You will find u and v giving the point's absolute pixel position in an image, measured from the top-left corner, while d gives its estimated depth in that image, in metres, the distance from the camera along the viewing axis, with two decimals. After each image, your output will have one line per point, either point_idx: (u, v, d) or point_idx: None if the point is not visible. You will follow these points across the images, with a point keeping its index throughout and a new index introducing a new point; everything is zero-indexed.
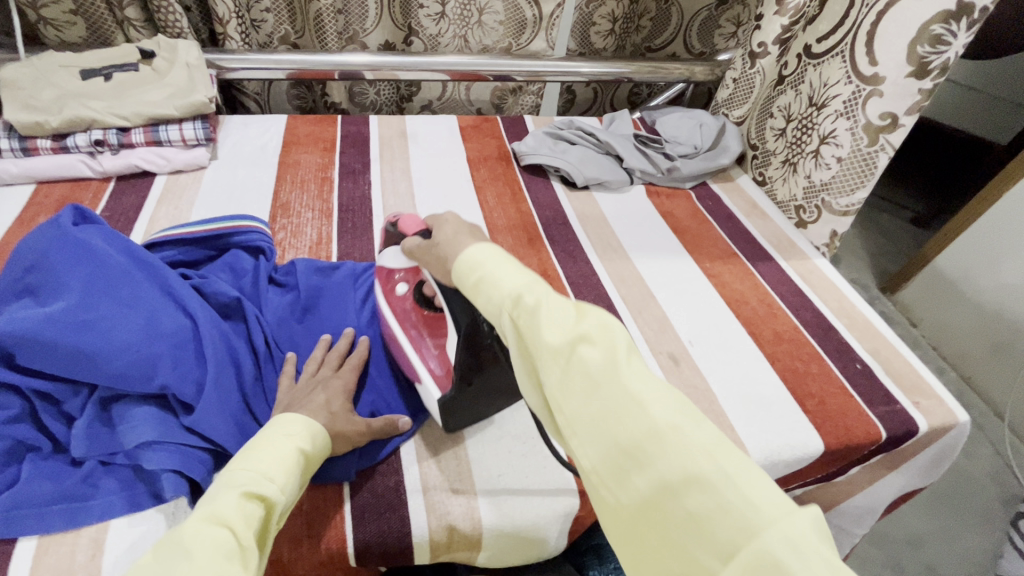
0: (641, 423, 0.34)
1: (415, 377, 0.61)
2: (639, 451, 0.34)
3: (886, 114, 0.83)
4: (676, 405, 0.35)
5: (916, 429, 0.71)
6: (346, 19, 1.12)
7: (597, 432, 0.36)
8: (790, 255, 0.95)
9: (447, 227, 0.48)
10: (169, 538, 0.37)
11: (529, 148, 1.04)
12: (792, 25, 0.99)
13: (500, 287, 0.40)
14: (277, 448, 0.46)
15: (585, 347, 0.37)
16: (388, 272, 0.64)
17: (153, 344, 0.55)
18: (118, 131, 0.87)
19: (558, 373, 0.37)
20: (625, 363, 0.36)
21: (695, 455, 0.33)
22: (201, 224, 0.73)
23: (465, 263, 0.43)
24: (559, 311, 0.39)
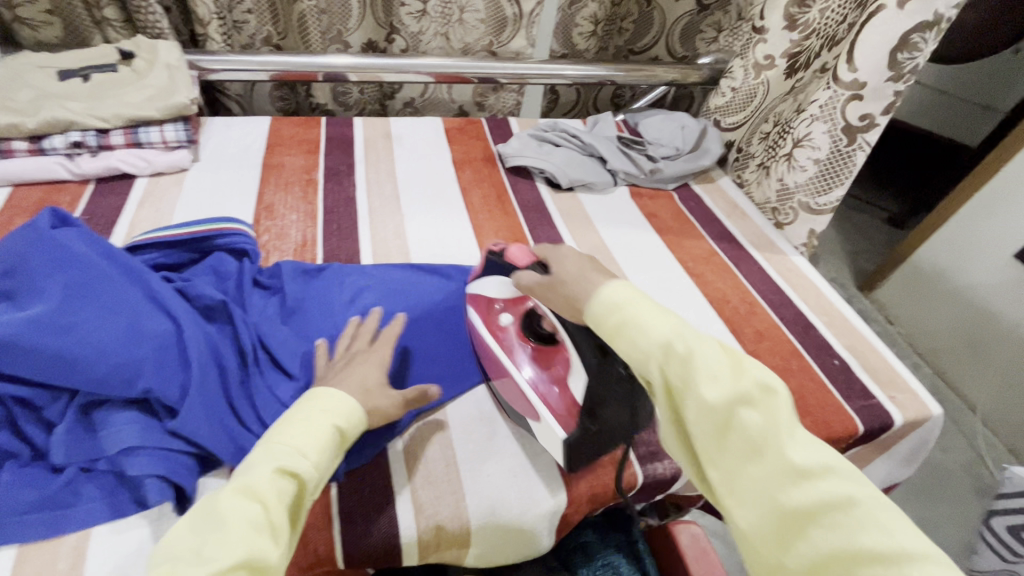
0: (812, 493, 0.38)
1: (531, 414, 0.60)
2: (807, 520, 0.38)
3: (864, 116, 0.86)
4: (845, 477, 0.39)
5: (892, 423, 0.74)
6: (329, 19, 1.11)
7: (756, 494, 0.40)
8: (770, 255, 0.97)
9: (569, 262, 0.55)
10: (212, 504, 0.42)
11: (514, 150, 1.04)
12: (801, 41, 0.97)
13: (648, 336, 0.45)
14: (310, 425, 0.48)
15: (745, 408, 0.41)
16: (491, 303, 0.69)
17: (136, 349, 0.54)
18: (97, 133, 0.86)
19: (717, 434, 0.41)
20: (785, 429, 0.40)
21: (874, 533, 0.35)
22: (185, 226, 0.72)
23: (601, 307, 0.49)
24: (718, 368, 0.43)
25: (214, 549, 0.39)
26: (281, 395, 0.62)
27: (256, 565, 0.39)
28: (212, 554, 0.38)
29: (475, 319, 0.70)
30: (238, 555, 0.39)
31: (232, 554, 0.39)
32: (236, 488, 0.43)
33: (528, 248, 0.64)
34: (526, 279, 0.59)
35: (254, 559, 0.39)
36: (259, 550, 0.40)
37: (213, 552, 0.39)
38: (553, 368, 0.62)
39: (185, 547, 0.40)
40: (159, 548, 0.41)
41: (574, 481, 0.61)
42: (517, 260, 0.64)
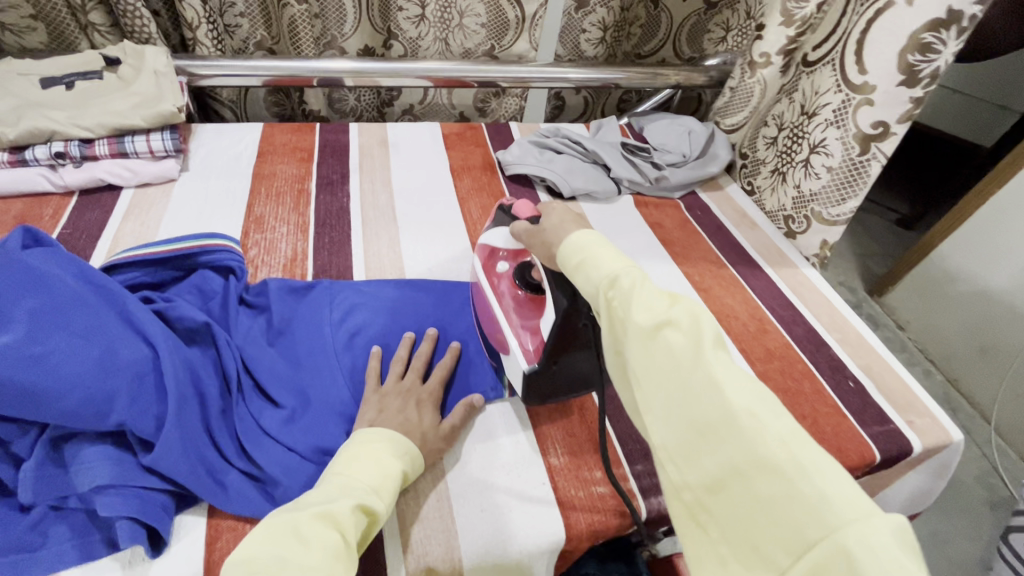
0: (720, 407, 0.37)
1: (503, 348, 0.64)
2: (717, 436, 0.37)
3: (878, 122, 0.81)
4: (760, 398, 0.37)
5: (910, 450, 0.70)
6: (324, 25, 1.09)
7: (672, 411, 0.39)
8: (780, 267, 0.93)
9: (556, 214, 0.56)
10: (289, 521, 0.41)
11: (515, 157, 1.01)
12: (797, 37, 0.92)
13: (600, 269, 0.45)
14: (375, 463, 0.49)
15: (671, 330, 0.40)
16: (494, 250, 0.70)
17: (109, 379, 0.51)
18: (81, 142, 0.83)
19: (643, 354, 0.41)
20: (709, 350, 0.39)
21: (768, 442, 0.35)
22: (167, 244, 0.69)
23: (569, 246, 0.49)
24: (652, 294, 0.42)
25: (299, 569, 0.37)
26: (265, 423, 0.60)
27: None
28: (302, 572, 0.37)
29: (474, 265, 0.71)
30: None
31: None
32: (318, 512, 0.42)
33: (533, 203, 0.63)
34: (517, 229, 0.60)
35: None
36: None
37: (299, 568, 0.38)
38: (533, 313, 0.64)
39: (262, 559, 0.38)
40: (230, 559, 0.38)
41: (572, 517, 0.57)
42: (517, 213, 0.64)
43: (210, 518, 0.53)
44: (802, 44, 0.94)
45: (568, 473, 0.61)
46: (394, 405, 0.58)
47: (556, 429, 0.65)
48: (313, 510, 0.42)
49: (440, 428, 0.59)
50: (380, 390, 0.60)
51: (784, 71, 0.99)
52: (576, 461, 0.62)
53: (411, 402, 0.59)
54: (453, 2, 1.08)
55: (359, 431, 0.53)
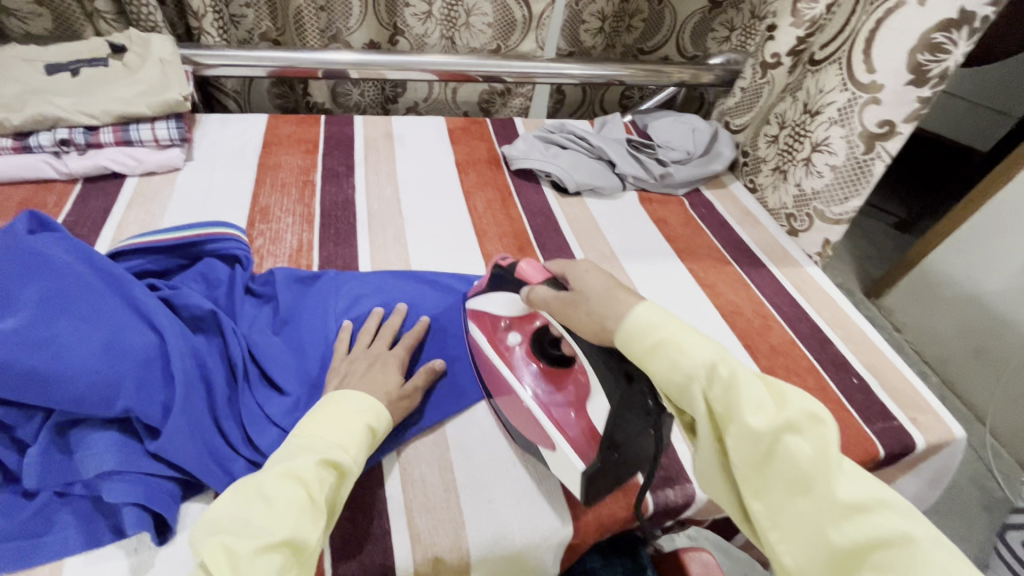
0: (865, 527, 0.35)
1: (544, 442, 0.56)
2: (857, 560, 0.36)
3: (883, 122, 0.81)
4: (900, 512, 0.36)
5: (913, 446, 0.70)
6: (329, 17, 1.08)
7: (803, 533, 0.37)
8: (784, 265, 0.94)
9: (591, 279, 0.51)
10: (255, 483, 0.43)
11: (520, 152, 1.00)
12: (806, 37, 0.93)
13: (690, 357, 0.41)
14: (339, 422, 0.49)
15: (792, 435, 0.38)
16: (495, 320, 0.64)
17: (115, 365, 0.51)
18: (85, 130, 0.82)
19: (761, 463, 0.39)
20: (835, 462, 0.38)
21: (938, 573, 0.33)
22: (174, 231, 0.69)
23: (636, 326, 0.44)
24: (761, 395, 0.40)
25: (260, 527, 0.40)
26: (271, 412, 0.59)
27: (297, 545, 0.40)
28: (263, 530, 0.40)
29: (480, 342, 0.64)
30: (282, 535, 0.40)
31: (277, 534, 0.40)
32: (281, 472, 0.43)
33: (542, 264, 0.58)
34: (540, 296, 0.54)
35: (296, 540, 0.40)
36: (303, 532, 0.41)
37: (262, 526, 0.40)
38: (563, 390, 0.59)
39: (229, 519, 0.40)
40: (202, 520, 0.41)
41: (579, 508, 0.58)
42: (524, 275, 0.58)
43: None
44: (811, 45, 0.95)
45: None
46: (360, 369, 0.59)
47: None
48: (276, 469, 0.43)
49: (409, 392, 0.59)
50: (349, 357, 0.61)
51: (792, 72, 1.00)
52: None
53: (376, 365, 0.60)
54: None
55: (326, 394, 0.53)
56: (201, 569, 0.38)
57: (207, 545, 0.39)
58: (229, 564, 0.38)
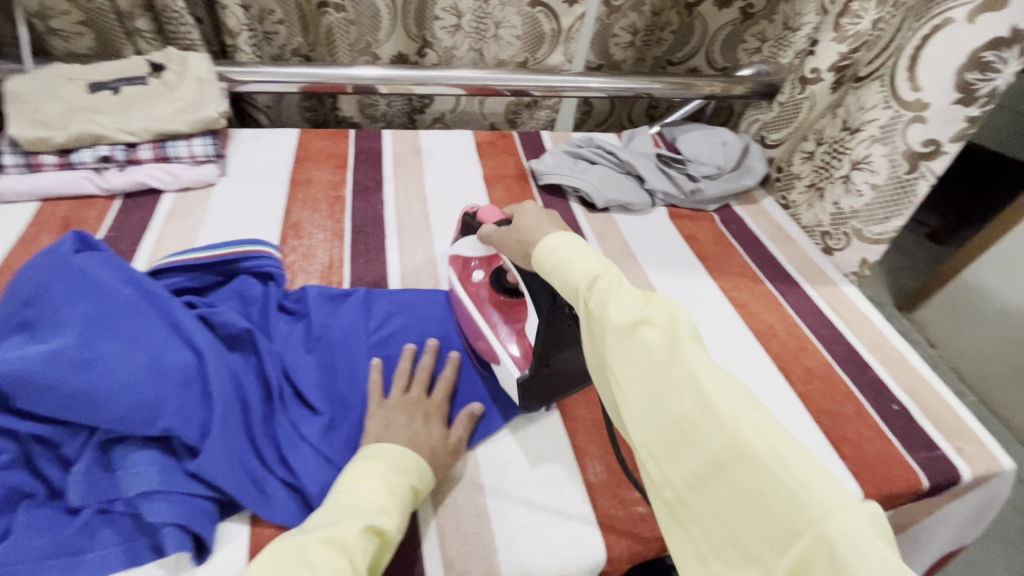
0: (696, 399, 0.38)
1: (493, 358, 0.64)
2: (694, 431, 0.37)
3: (930, 141, 0.78)
4: (737, 390, 0.38)
5: (958, 478, 0.67)
6: (358, 31, 1.08)
7: (652, 412, 0.40)
8: (818, 284, 0.91)
9: (531, 214, 0.57)
10: (295, 546, 0.41)
11: (548, 167, 1.00)
12: (849, 53, 0.89)
13: (577, 272, 0.46)
14: (381, 481, 0.48)
15: (647, 328, 0.41)
16: (467, 261, 0.72)
17: (156, 385, 0.51)
18: (125, 147, 0.85)
19: (621, 352, 0.41)
20: (686, 347, 0.39)
21: (748, 434, 0.36)
22: (208, 249, 0.70)
23: (545, 249, 0.49)
24: (626, 296, 0.43)
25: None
26: (305, 432, 0.59)
27: None
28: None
29: (453, 280, 0.72)
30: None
31: None
32: (324, 536, 0.42)
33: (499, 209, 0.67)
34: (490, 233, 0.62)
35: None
36: None
37: None
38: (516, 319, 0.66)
39: None
40: None
41: (613, 537, 0.56)
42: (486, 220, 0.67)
43: (252, 526, 0.53)
44: (857, 61, 0.90)
45: (608, 493, 0.60)
46: (399, 420, 0.57)
47: (593, 446, 0.64)
48: (319, 533, 0.42)
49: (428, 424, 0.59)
50: (385, 404, 0.59)
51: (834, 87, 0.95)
52: (616, 479, 0.61)
53: (416, 416, 0.58)
54: (489, 12, 1.10)
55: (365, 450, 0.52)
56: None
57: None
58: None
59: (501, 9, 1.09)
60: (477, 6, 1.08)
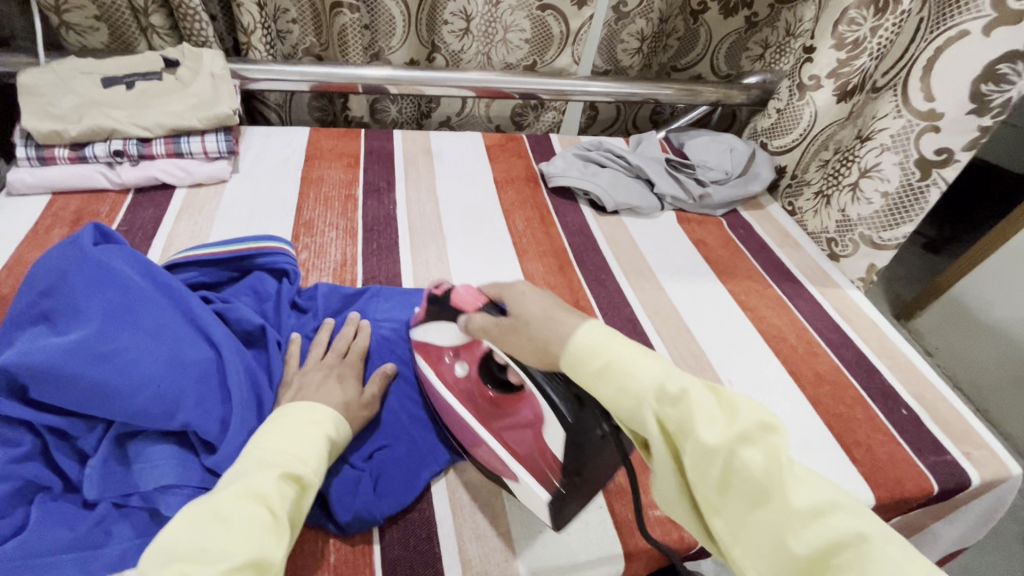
0: (822, 534, 0.33)
1: (507, 473, 0.55)
2: (819, 568, 0.32)
3: (942, 149, 0.80)
4: (854, 512, 0.34)
5: (968, 483, 0.68)
6: (372, 35, 1.10)
7: (766, 546, 0.34)
8: (826, 289, 0.92)
9: (531, 299, 0.46)
10: (208, 504, 0.39)
11: (558, 170, 1.01)
12: (849, 59, 0.92)
13: (638, 380, 0.38)
14: (300, 435, 0.47)
15: (746, 446, 0.35)
16: (440, 352, 0.62)
17: (176, 379, 0.51)
18: (138, 141, 0.84)
19: (716, 476, 0.35)
20: (789, 467, 0.35)
21: (889, 571, 0.31)
22: (223, 245, 0.70)
23: (580, 349, 0.40)
24: (712, 404, 0.37)
25: (220, 551, 0.36)
26: None
27: (263, 568, 0.37)
28: (223, 553, 0.36)
29: (433, 381, 0.61)
30: (246, 555, 0.36)
31: (242, 555, 0.36)
32: (238, 491, 0.40)
33: (478, 289, 0.55)
34: (476, 324, 0.51)
35: (262, 561, 0.37)
36: (271, 551, 0.38)
37: (221, 550, 0.36)
38: (518, 414, 0.57)
39: (182, 546, 0.36)
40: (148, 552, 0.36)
41: (630, 536, 0.56)
42: (463, 304, 0.56)
43: None
44: (858, 69, 0.93)
45: (623, 493, 0.60)
46: (314, 380, 0.57)
47: None
48: (232, 489, 0.40)
49: (367, 400, 0.59)
50: (301, 370, 0.60)
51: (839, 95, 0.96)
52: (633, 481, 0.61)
53: (332, 378, 0.59)
54: (499, 17, 1.11)
55: (278, 409, 0.51)
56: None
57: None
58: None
59: (510, 13, 1.10)
60: (487, 9, 1.09)
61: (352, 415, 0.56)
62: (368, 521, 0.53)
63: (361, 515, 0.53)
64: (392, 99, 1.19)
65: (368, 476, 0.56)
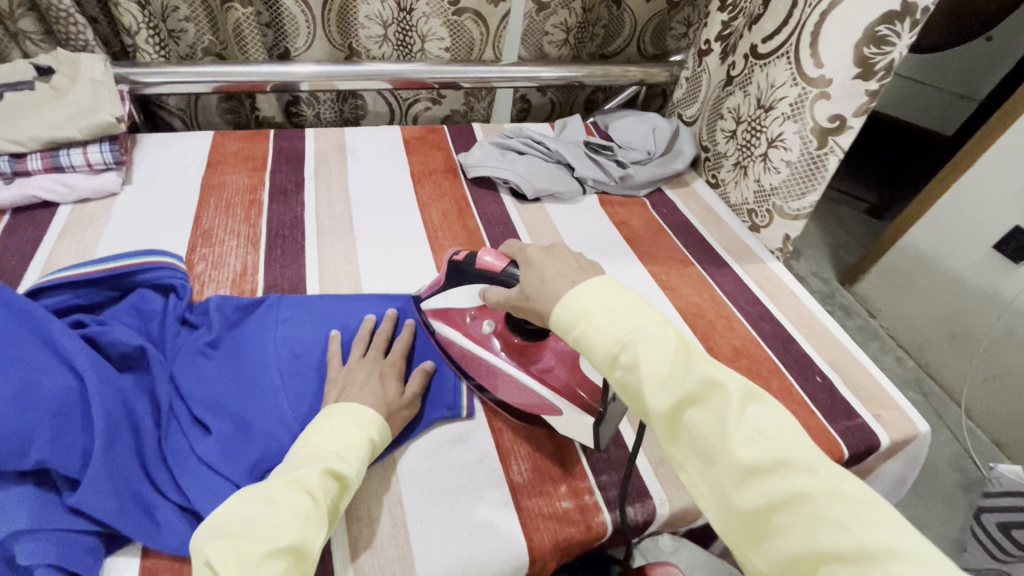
0: (771, 491, 0.38)
1: (549, 409, 0.60)
2: (763, 519, 0.38)
3: (834, 116, 0.80)
4: (803, 470, 0.38)
5: (878, 444, 0.69)
6: (276, 36, 1.05)
7: (719, 501, 0.40)
8: (747, 263, 0.92)
9: None
10: (265, 490, 0.45)
11: (477, 159, 0.98)
12: (729, 21, 0.96)
13: (602, 344, 0.44)
14: (344, 432, 0.51)
15: (693, 408, 0.41)
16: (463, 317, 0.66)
17: (24, 415, 0.47)
18: (10, 157, 0.78)
19: (672, 437, 0.42)
20: (737, 427, 0.39)
21: (831, 531, 0.36)
22: (100, 262, 0.65)
23: (564, 316, 0.47)
24: (663, 362, 0.42)
25: (266, 534, 0.42)
26: (200, 451, 0.56)
27: (301, 551, 0.43)
28: (268, 536, 0.42)
29: (459, 340, 0.66)
30: (290, 540, 0.42)
31: (284, 539, 0.42)
32: (287, 479, 0.45)
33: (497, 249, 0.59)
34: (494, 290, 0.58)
35: (300, 547, 0.43)
36: (308, 537, 0.43)
37: (267, 534, 0.42)
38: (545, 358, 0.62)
39: (237, 524, 0.43)
40: (211, 521, 0.43)
41: (535, 531, 0.56)
42: (485, 267, 0.58)
43: (143, 558, 0.50)
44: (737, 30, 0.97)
45: (530, 490, 0.59)
46: (357, 380, 0.59)
47: (518, 444, 0.63)
48: (283, 478, 0.45)
49: (407, 399, 0.60)
50: (345, 367, 0.61)
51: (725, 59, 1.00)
52: (540, 475, 0.60)
53: (375, 375, 0.60)
54: (413, 25, 1.08)
55: (328, 406, 0.54)
56: (210, 567, 0.40)
57: (214, 548, 0.40)
58: (237, 565, 0.39)
59: (425, 21, 1.07)
60: (400, 17, 1.06)
61: (391, 411, 0.58)
62: None
63: None
64: (308, 102, 1.14)
65: None
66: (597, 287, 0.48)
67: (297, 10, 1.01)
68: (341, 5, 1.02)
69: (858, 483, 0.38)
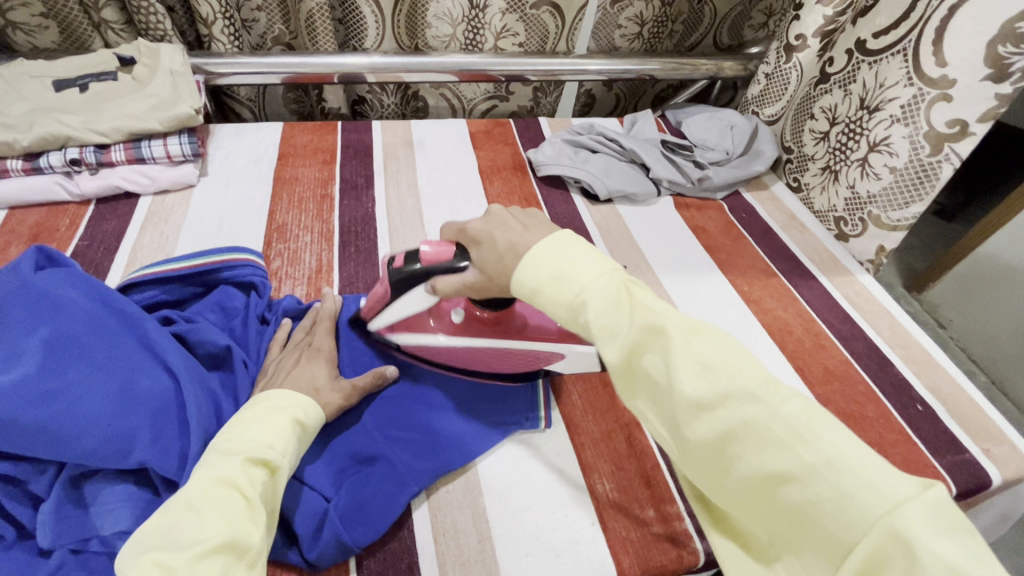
0: (717, 423, 0.36)
1: (549, 357, 0.62)
2: (716, 451, 0.37)
3: (954, 121, 0.73)
4: (751, 399, 0.36)
5: (989, 483, 0.63)
6: (348, 31, 1.04)
7: (675, 438, 0.39)
8: (834, 274, 0.87)
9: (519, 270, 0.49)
10: (184, 495, 0.40)
11: (547, 157, 0.95)
12: (836, 16, 0.89)
13: (554, 295, 0.44)
14: (266, 421, 0.47)
15: (644, 354, 0.41)
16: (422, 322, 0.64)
17: (128, 416, 0.47)
18: (96, 148, 0.79)
19: (625, 379, 0.42)
20: (683, 363, 0.38)
21: (776, 453, 0.35)
22: (186, 259, 0.66)
23: (520, 283, 0.46)
24: (609, 316, 0.42)
25: (193, 537, 0.37)
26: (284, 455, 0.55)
27: (239, 548, 0.39)
28: (195, 539, 0.37)
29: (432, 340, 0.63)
30: (222, 537, 0.38)
31: (216, 538, 0.38)
32: (213, 476, 0.41)
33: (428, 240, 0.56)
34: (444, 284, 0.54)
35: (239, 542, 0.39)
36: (242, 535, 0.39)
37: (194, 536, 0.37)
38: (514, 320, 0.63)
39: (158, 536, 0.38)
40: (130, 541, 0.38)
41: (623, 555, 0.53)
42: (432, 259, 0.55)
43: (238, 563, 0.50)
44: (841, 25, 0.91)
45: (617, 511, 0.56)
46: (288, 369, 0.57)
47: (602, 461, 0.60)
48: (205, 479, 0.41)
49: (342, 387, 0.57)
50: (279, 355, 0.60)
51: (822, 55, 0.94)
52: (626, 496, 0.57)
53: (303, 360, 0.59)
54: (485, 23, 1.05)
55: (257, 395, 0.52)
56: None
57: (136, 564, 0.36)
58: None
59: (500, 18, 1.04)
60: (471, 14, 1.03)
61: (323, 395, 0.55)
62: (341, 552, 0.50)
63: (332, 546, 0.50)
64: (373, 104, 1.15)
65: (334, 510, 0.52)
66: (545, 240, 0.47)
67: (368, 9, 0.99)
68: (411, 4, 1.00)
69: (804, 395, 0.36)
